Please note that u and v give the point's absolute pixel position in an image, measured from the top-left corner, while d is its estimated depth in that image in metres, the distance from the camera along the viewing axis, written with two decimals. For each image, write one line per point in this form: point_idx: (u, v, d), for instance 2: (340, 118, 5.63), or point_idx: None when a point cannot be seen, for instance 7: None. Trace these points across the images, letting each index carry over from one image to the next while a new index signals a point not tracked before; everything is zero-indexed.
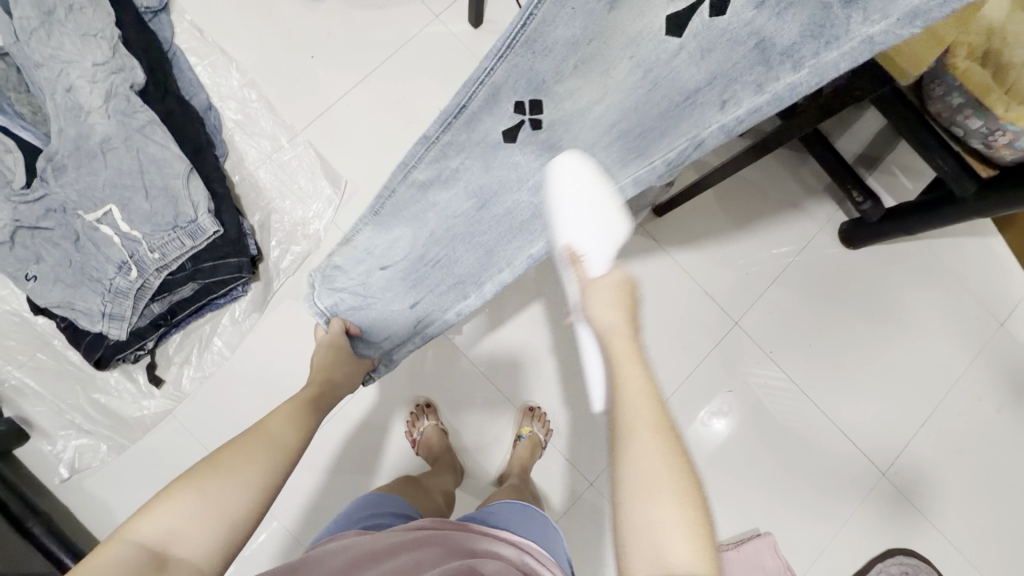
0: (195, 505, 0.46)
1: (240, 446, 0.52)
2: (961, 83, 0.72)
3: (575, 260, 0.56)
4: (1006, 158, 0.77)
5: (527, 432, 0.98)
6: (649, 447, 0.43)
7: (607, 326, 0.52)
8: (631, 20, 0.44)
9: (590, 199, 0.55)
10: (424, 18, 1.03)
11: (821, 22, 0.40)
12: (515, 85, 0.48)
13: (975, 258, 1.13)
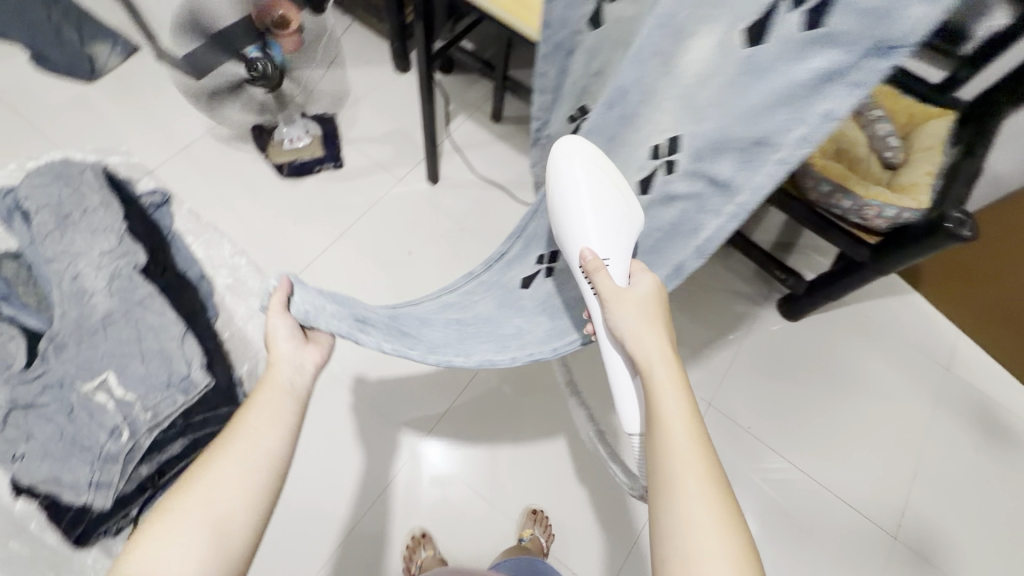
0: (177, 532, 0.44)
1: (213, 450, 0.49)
2: (823, 175, 0.93)
3: (597, 267, 0.54)
4: (881, 226, 0.93)
5: (529, 534, 0.96)
6: (693, 483, 0.44)
7: (650, 363, 0.50)
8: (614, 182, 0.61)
9: (599, 193, 0.55)
10: (389, 181, 1.23)
11: (747, 159, 0.50)
12: (539, 239, 0.66)
13: (902, 312, 1.26)
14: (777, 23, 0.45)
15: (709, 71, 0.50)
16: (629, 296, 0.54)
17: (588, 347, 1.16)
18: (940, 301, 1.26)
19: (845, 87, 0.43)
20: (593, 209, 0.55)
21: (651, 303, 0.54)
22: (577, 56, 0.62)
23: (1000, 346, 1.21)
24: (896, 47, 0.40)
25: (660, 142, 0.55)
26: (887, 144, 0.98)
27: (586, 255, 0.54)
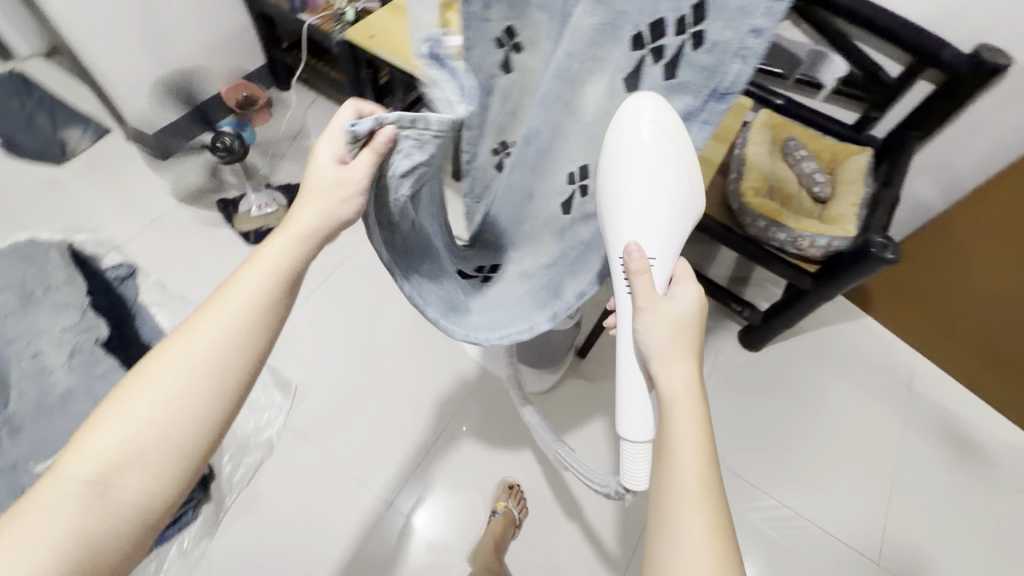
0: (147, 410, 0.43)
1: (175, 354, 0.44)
2: (759, 211, 1.00)
3: (640, 269, 0.48)
4: (817, 254, 0.99)
5: (501, 509, 0.98)
6: (700, 530, 0.45)
7: (673, 391, 0.49)
8: (545, 205, 0.60)
9: (661, 175, 0.46)
10: (355, 243, 1.27)
11: None
12: (486, 249, 0.68)
13: (859, 336, 1.31)
14: (643, 72, 0.45)
15: (602, 112, 0.50)
16: (665, 308, 0.50)
17: (559, 391, 1.17)
18: (894, 324, 1.31)
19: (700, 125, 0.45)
20: (649, 196, 0.47)
21: (689, 319, 0.51)
22: (495, 99, 0.54)
23: (957, 363, 1.25)
24: (726, 95, 0.42)
25: (573, 168, 0.55)
26: (816, 181, 1.06)
27: (632, 250, 0.48)
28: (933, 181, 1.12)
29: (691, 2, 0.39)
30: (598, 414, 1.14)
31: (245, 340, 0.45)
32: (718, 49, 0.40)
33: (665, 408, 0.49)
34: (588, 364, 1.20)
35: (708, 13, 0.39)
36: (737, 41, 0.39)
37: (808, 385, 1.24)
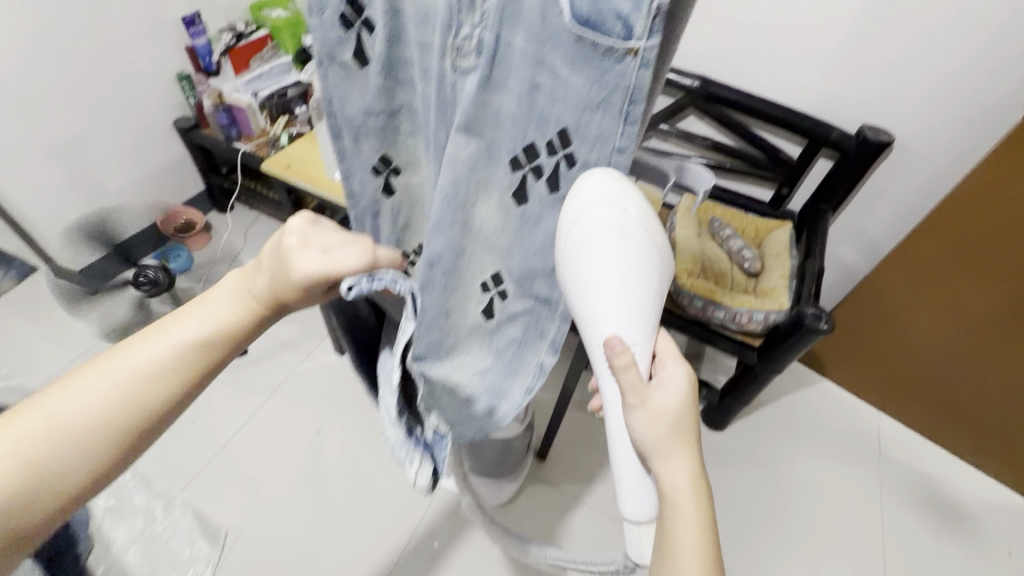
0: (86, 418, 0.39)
1: (101, 382, 0.40)
2: (695, 291, 1.01)
3: (626, 365, 0.46)
4: (757, 328, 0.99)
5: None
6: None
7: (669, 472, 0.48)
8: (462, 313, 0.53)
9: (622, 260, 0.44)
10: (297, 359, 1.23)
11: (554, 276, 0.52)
12: None
13: (819, 402, 1.30)
14: (528, 189, 0.45)
15: (494, 224, 0.48)
16: (655, 397, 0.48)
17: (520, 498, 1.09)
18: (849, 384, 1.31)
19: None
20: (618, 282, 0.44)
21: (679, 401, 0.49)
22: (384, 217, 0.56)
23: (917, 419, 1.24)
24: None
25: (486, 278, 0.52)
26: (744, 257, 1.08)
27: (614, 345, 0.46)
28: (852, 247, 1.17)
29: (556, 129, 0.40)
30: (564, 520, 1.06)
31: (193, 382, 0.42)
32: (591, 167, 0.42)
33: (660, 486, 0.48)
34: (546, 466, 1.14)
35: (574, 140, 0.40)
36: (607, 159, 0.41)
37: (779, 460, 1.19)
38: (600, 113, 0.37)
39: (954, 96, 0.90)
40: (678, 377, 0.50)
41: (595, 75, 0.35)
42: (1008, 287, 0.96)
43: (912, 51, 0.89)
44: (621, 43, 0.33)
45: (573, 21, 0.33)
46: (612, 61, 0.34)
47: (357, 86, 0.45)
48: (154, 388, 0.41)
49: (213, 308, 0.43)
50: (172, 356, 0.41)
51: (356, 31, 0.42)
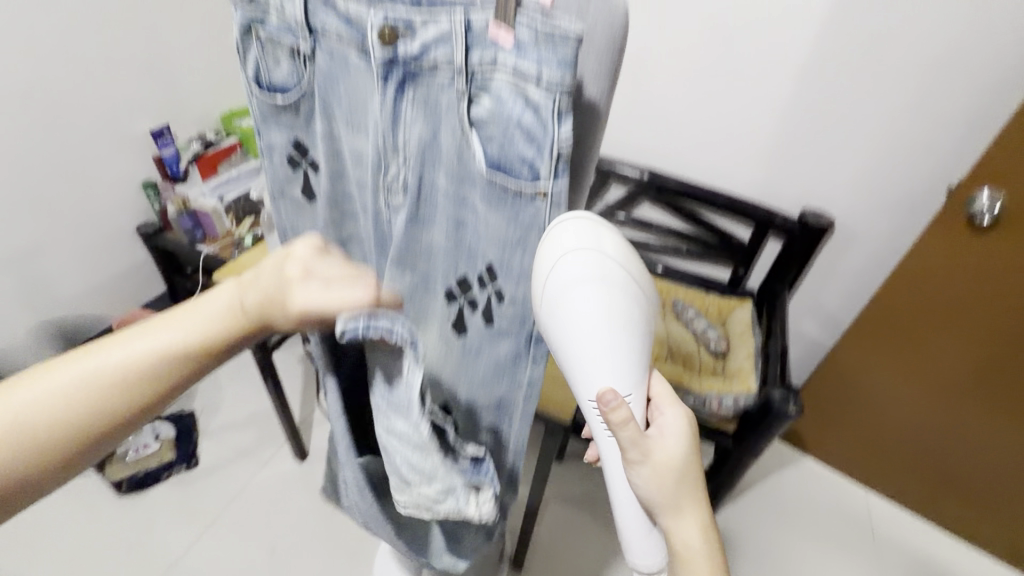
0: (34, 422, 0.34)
1: (63, 384, 0.35)
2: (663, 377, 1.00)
3: (624, 420, 0.39)
4: (730, 413, 0.97)
5: None
6: None
7: (680, 522, 0.45)
8: None
9: (615, 312, 0.38)
10: (253, 468, 1.17)
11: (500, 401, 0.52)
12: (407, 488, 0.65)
13: (804, 481, 1.26)
14: (465, 320, 0.48)
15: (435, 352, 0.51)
16: (657, 452, 0.43)
17: None
18: (831, 459, 1.28)
19: (532, 360, 0.48)
20: (607, 330, 0.38)
21: (680, 446, 0.44)
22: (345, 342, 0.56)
23: (905, 493, 1.21)
24: None
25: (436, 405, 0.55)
26: (709, 338, 1.09)
27: (607, 397, 0.39)
28: (814, 321, 1.20)
29: (485, 264, 0.43)
30: None
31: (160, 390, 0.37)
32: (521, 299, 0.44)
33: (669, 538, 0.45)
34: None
35: (500, 276, 0.43)
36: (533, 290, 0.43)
37: (774, 549, 1.13)
38: (521, 250, 0.42)
39: (880, 181, 0.97)
40: (678, 423, 0.45)
41: (510, 212, 0.39)
42: (967, 357, 0.98)
43: (840, 144, 0.96)
44: (529, 184, 0.37)
45: (485, 166, 0.38)
46: (523, 201, 0.38)
47: (307, 217, 0.48)
48: (118, 397, 0.36)
49: (198, 310, 0.38)
50: (141, 365, 0.36)
51: (302, 172, 0.45)
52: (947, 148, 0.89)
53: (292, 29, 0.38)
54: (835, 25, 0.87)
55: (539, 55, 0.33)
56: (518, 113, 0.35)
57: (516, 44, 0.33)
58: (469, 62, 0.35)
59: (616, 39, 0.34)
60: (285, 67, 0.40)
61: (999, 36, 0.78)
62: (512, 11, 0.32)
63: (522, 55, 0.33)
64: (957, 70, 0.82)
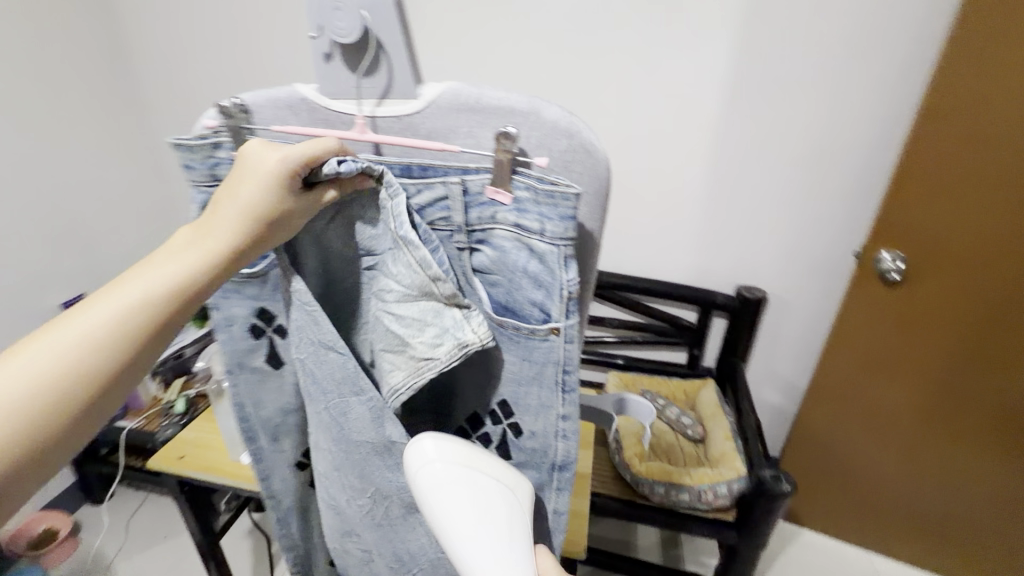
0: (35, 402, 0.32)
1: (49, 361, 0.33)
2: (652, 475, 0.97)
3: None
4: (726, 502, 0.94)
5: None
6: None
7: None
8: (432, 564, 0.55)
9: (486, 508, 0.37)
10: None
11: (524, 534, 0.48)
12: None
13: (810, 561, 1.22)
14: None
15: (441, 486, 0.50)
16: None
17: None
18: (828, 527, 1.27)
19: (556, 492, 0.44)
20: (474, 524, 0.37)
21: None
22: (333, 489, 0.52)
23: (903, 545, 1.21)
24: (563, 464, 0.43)
25: None
26: (685, 424, 1.08)
27: None
28: (775, 390, 1.24)
29: (497, 398, 0.43)
30: None
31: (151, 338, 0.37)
32: (542, 435, 0.43)
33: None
34: None
35: (515, 410, 0.43)
36: (553, 425, 0.42)
37: None
38: (537, 385, 0.40)
39: (796, 256, 1.07)
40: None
41: (526, 351, 0.39)
42: (910, 399, 1.05)
43: (753, 229, 1.07)
44: (541, 324, 0.37)
45: (491, 309, 0.39)
46: (536, 340, 0.38)
47: (273, 382, 0.50)
48: (116, 343, 0.35)
49: (172, 258, 0.37)
50: (140, 307, 0.36)
51: (267, 337, 0.48)
52: (844, 222, 1.01)
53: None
54: (724, 137, 0.99)
55: (539, 209, 0.34)
56: (524, 261, 0.36)
57: (514, 201, 0.35)
58: (469, 218, 0.37)
59: (607, 174, 0.35)
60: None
61: (857, 131, 0.92)
62: (507, 174, 0.34)
63: (521, 211, 0.34)
64: (832, 161, 0.96)
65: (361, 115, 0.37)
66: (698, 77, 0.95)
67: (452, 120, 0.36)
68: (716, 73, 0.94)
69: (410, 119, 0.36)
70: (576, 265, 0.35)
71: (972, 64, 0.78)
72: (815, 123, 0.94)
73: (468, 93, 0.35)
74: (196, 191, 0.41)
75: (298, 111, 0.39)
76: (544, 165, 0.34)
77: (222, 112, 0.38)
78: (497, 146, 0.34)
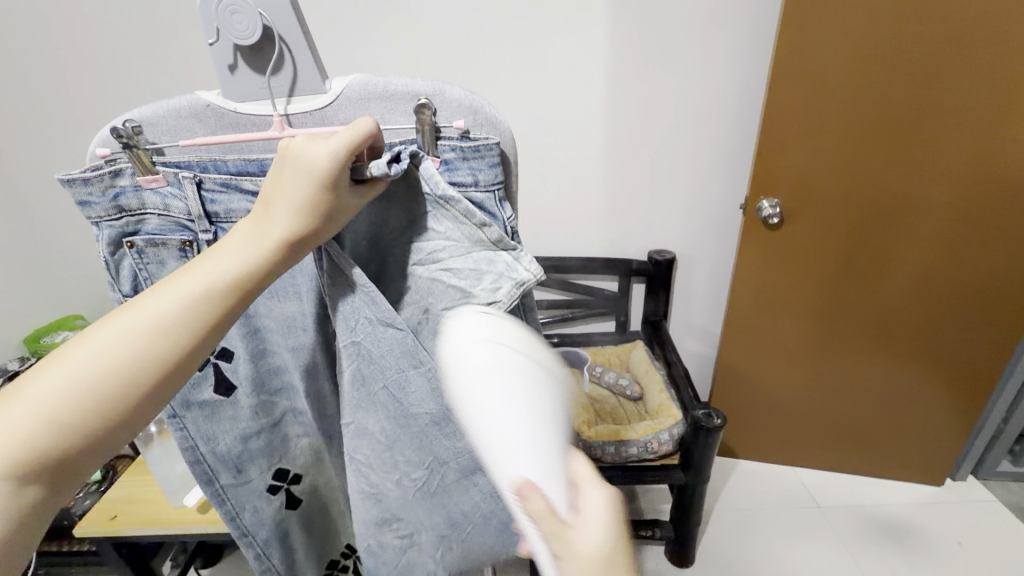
0: (98, 388, 0.31)
1: (110, 352, 0.31)
2: (601, 438, 1.02)
3: (536, 504, 0.33)
4: (669, 447, 1.01)
5: None
6: None
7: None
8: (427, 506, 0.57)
9: (536, 406, 0.35)
10: None
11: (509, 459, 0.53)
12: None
13: (747, 485, 1.36)
14: None
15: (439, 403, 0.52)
16: (575, 533, 0.33)
17: None
18: (759, 454, 1.41)
19: None
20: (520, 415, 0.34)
21: (606, 536, 0.34)
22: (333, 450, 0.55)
23: (820, 456, 1.38)
24: None
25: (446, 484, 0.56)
26: (624, 386, 1.15)
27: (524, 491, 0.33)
28: (696, 339, 1.36)
29: None
30: None
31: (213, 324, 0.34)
32: None
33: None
34: None
35: None
36: None
37: (755, 562, 1.17)
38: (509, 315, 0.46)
39: (694, 215, 1.18)
40: (608, 508, 0.35)
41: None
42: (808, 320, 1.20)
43: (655, 196, 1.16)
44: None
45: None
46: None
47: (226, 413, 0.50)
48: (181, 332, 0.33)
49: (231, 249, 0.34)
50: (184, 308, 0.33)
51: (209, 366, 0.48)
52: (729, 178, 1.13)
53: (179, 224, 0.41)
54: (617, 114, 1.06)
55: (468, 163, 0.38)
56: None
57: (442, 162, 0.38)
58: (405, 185, 0.39)
59: (512, 140, 0.40)
60: (171, 265, 0.43)
61: (728, 95, 1.04)
62: (432, 140, 0.37)
63: (453, 169, 0.37)
64: (711, 125, 1.07)
65: (277, 114, 0.38)
66: (585, 60, 1.01)
67: (366, 108, 0.37)
68: (598, 54, 1.01)
69: (323, 112, 0.38)
70: (510, 205, 0.40)
71: (808, 26, 0.91)
72: (692, 92, 1.04)
73: (375, 82, 0.37)
74: (99, 226, 0.40)
75: (205, 117, 0.39)
76: (463, 126, 0.37)
77: (116, 136, 0.37)
78: (417, 117, 0.36)
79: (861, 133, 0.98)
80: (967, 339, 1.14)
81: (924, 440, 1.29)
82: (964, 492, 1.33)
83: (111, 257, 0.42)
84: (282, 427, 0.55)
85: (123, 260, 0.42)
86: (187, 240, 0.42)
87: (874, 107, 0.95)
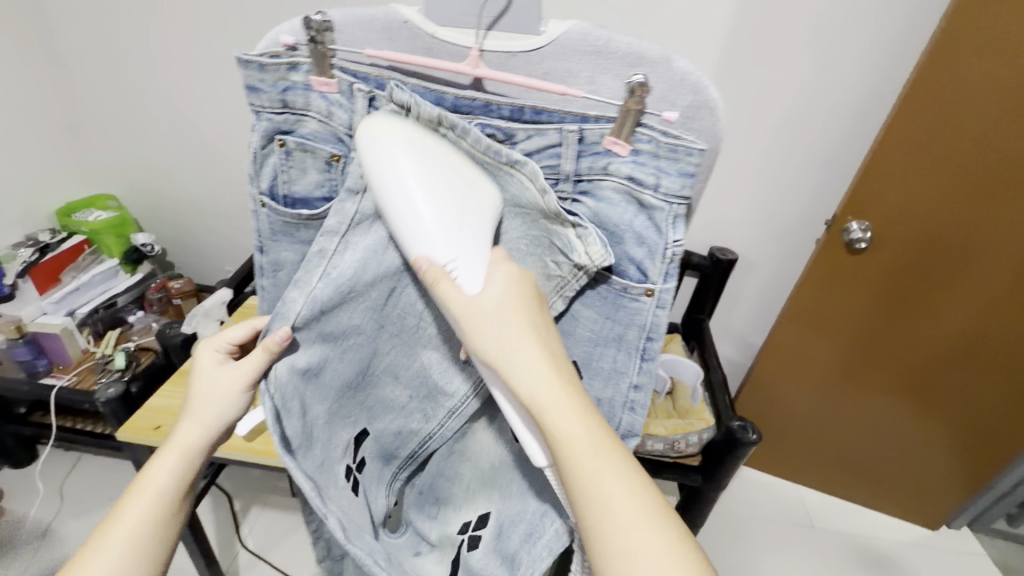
0: (171, 472, 0.49)
1: (172, 460, 0.50)
2: None
3: (436, 278, 0.38)
4: (692, 447, 1.01)
5: None
6: (618, 493, 0.37)
7: (597, 471, 0.37)
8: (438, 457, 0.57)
9: (438, 189, 0.38)
10: None
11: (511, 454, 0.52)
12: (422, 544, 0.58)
13: (744, 490, 1.39)
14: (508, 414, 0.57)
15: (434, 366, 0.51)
16: (476, 302, 0.38)
17: None
18: (765, 465, 1.42)
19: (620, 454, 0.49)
20: (423, 198, 0.38)
21: (515, 302, 0.39)
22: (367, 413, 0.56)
23: (819, 479, 1.39)
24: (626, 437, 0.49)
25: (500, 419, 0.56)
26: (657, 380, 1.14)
27: (422, 264, 0.38)
28: (731, 344, 1.34)
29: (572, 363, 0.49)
30: None
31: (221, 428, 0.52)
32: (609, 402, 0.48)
33: (542, 424, 0.38)
34: None
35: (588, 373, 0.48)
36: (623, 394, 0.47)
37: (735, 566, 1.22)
38: (616, 346, 0.46)
39: (769, 224, 1.12)
40: (519, 284, 0.40)
41: (616, 309, 0.45)
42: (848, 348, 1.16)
43: (734, 195, 1.09)
44: (638, 283, 0.43)
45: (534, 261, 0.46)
46: (628, 298, 0.44)
47: None
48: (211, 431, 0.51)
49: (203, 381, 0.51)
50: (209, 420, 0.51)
51: None
52: (817, 191, 1.05)
53: (335, 136, 0.43)
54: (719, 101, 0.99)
55: (657, 162, 0.39)
56: (631, 215, 0.41)
57: (631, 152, 0.39)
58: (580, 166, 0.41)
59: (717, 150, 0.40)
60: (313, 175, 0.45)
61: (847, 104, 0.95)
62: (630, 126, 0.38)
63: (640, 163, 0.39)
64: (816, 129, 0.98)
65: (476, 46, 0.39)
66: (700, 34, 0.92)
67: (573, 65, 0.39)
68: (718, 30, 0.91)
69: (530, 54, 0.39)
70: (682, 226, 0.41)
71: (949, 52, 0.81)
72: (807, 92, 0.94)
73: (597, 36, 0.38)
74: (261, 115, 0.43)
75: (398, 32, 0.40)
76: (671, 119, 0.38)
77: (307, 27, 0.39)
78: (628, 96, 0.38)
79: (964, 185, 0.90)
80: (1005, 402, 1.10)
81: (927, 489, 1.29)
82: (953, 542, 1.35)
83: (261, 150, 0.44)
84: (337, 430, 0.52)
85: (271, 155, 0.44)
86: (336, 155, 0.43)
87: (992, 154, 0.86)
